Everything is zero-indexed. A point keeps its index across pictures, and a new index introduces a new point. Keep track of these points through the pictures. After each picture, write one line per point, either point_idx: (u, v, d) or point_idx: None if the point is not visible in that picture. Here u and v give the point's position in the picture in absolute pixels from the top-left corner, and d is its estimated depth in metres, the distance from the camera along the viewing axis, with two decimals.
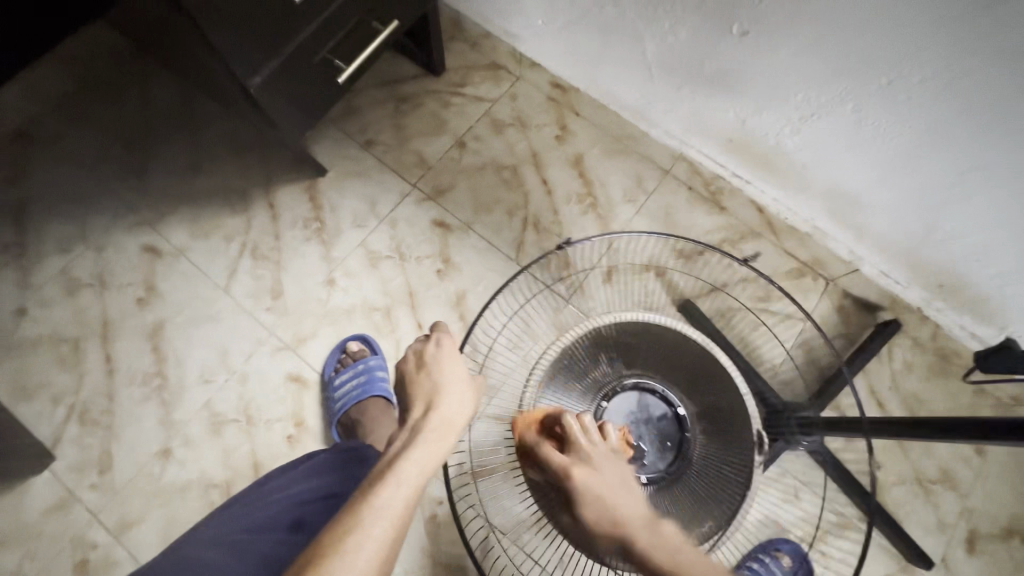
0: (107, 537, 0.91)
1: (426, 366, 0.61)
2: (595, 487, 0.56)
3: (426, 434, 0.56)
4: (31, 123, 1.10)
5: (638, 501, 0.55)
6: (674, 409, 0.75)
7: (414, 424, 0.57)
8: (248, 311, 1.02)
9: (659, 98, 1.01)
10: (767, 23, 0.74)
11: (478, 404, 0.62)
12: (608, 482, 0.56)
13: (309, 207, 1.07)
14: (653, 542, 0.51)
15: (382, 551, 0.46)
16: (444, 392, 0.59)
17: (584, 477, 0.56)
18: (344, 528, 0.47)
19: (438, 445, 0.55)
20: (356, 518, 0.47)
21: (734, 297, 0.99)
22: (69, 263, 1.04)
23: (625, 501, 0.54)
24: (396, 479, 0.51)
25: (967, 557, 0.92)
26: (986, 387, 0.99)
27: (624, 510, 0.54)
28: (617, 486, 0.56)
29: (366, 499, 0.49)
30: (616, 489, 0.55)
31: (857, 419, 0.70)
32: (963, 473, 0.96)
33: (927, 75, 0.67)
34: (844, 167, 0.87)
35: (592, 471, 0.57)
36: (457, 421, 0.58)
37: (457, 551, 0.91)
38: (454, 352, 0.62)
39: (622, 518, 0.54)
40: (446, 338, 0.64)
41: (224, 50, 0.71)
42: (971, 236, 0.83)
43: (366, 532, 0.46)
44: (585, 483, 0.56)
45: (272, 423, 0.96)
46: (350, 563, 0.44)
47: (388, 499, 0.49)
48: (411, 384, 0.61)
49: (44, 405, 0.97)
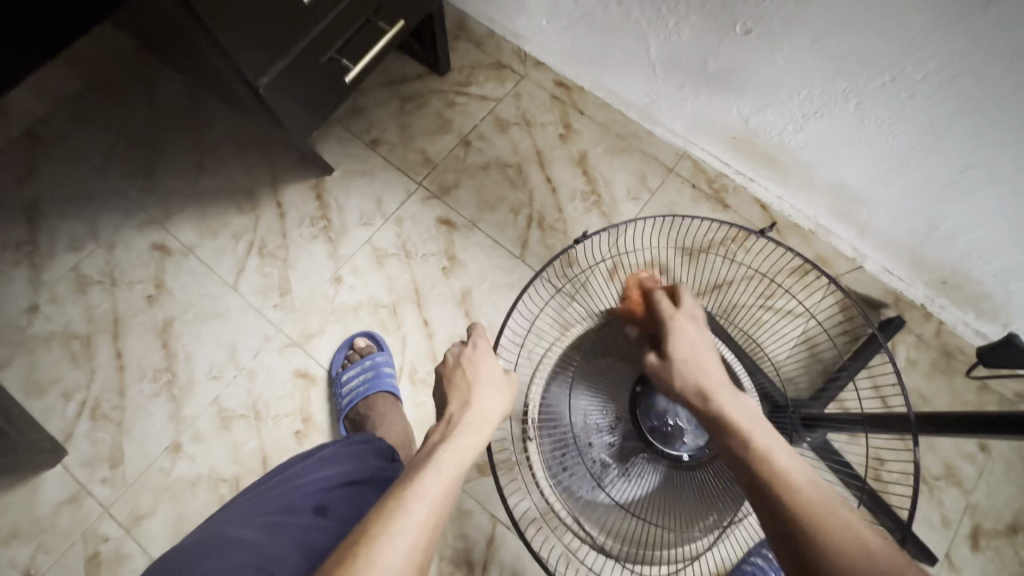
0: (119, 531, 0.92)
1: (463, 367, 0.66)
2: (690, 346, 0.63)
3: (462, 427, 0.60)
4: (42, 124, 1.11)
5: (745, 403, 0.58)
6: None
7: (452, 416, 0.62)
8: (256, 308, 1.03)
9: (663, 96, 1.02)
10: (770, 22, 0.75)
11: (511, 402, 0.65)
12: (709, 354, 0.63)
13: (316, 205, 1.08)
14: (765, 433, 0.54)
15: (424, 533, 0.49)
16: (478, 391, 0.63)
17: (682, 345, 0.63)
18: (390, 511, 0.49)
19: (473, 438, 0.59)
20: (401, 498, 0.51)
21: (739, 294, 1.01)
22: (80, 261, 1.05)
23: (713, 367, 0.61)
24: (436, 467, 0.54)
25: (971, 553, 0.93)
26: (990, 383, 0.99)
27: (713, 377, 0.60)
28: (714, 366, 0.62)
29: (410, 486, 0.52)
30: (705, 354, 0.63)
31: (905, 412, 0.66)
32: (966, 469, 0.96)
33: (928, 73, 0.68)
34: (844, 164, 0.88)
35: (699, 335, 0.65)
36: (489, 417, 0.62)
37: (464, 545, 0.92)
38: (488, 354, 0.66)
39: (713, 396, 0.58)
40: (483, 339, 0.68)
41: (231, 50, 0.72)
42: (973, 233, 0.83)
43: (407, 515, 0.49)
44: (682, 350, 0.63)
45: (280, 418, 0.97)
46: (397, 539, 0.47)
47: (430, 485, 0.52)
48: (449, 382, 0.65)
49: (55, 400, 0.98)
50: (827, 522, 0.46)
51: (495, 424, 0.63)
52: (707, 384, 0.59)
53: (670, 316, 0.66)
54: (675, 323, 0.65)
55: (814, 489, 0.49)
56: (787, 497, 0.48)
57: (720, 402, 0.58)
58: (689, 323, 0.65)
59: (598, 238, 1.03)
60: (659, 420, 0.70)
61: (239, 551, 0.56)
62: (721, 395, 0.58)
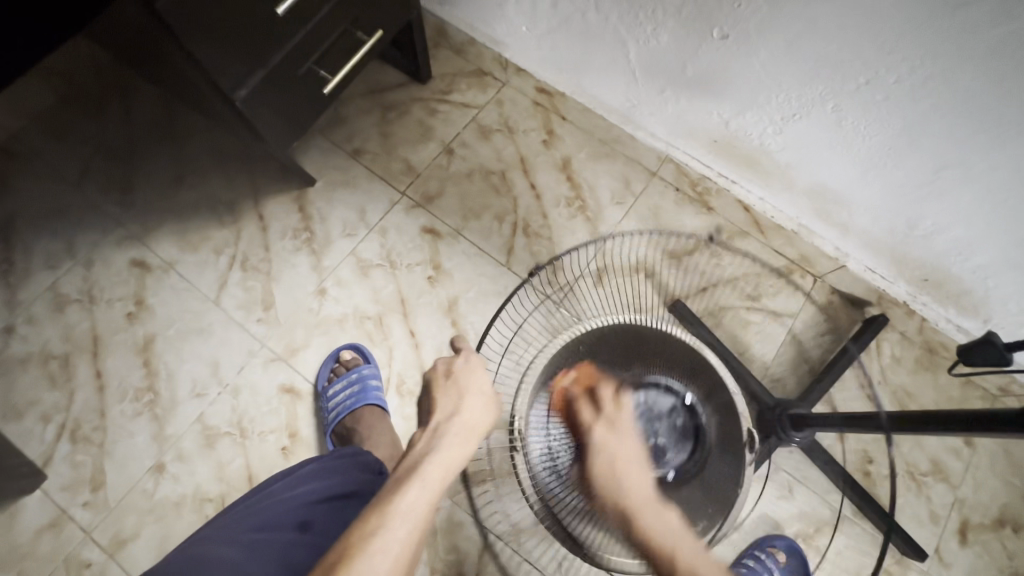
0: (102, 555, 0.90)
1: (453, 378, 0.64)
2: (613, 460, 0.65)
3: (449, 437, 0.59)
4: (16, 140, 1.09)
5: (666, 515, 0.60)
6: (682, 398, 0.75)
7: (439, 423, 0.61)
8: (240, 323, 1.01)
9: (644, 101, 1.02)
10: (747, 27, 0.76)
11: (498, 415, 0.64)
12: (621, 450, 0.65)
13: (299, 217, 1.07)
14: (672, 538, 0.58)
15: (405, 552, 0.49)
16: (466, 401, 0.63)
17: (602, 459, 0.65)
18: (369, 528, 0.49)
19: (460, 448, 0.59)
20: (383, 516, 0.50)
21: (724, 297, 1.03)
22: (58, 279, 1.03)
23: (633, 474, 0.63)
24: (421, 482, 0.54)
25: (959, 548, 0.93)
26: (973, 378, 1.00)
27: (633, 493, 0.62)
28: (637, 478, 0.63)
29: (393, 502, 0.52)
30: (625, 467, 0.64)
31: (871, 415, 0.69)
32: (953, 464, 0.97)
33: (902, 76, 0.69)
34: (823, 166, 0.89)
35: (621, 439, 0.66)
36: (476, 427, 0.62)
37: (455, 558, 0.91)
38: (479, 365, 0.65)
39: (637, 513, 0.60)
40: (472, 351, 0.67)
41: (207, 64, 0.71)
42: (951, 231, 0.84)
43: (389, 533, 0.49)
44: (602, 466, 0.64)
45: (266, 435, 0.96)
46: (376, 558, 0.47)
47: (413, 503, 0.52)
48: (434, 392, 0.65)
49: (33, 423, 0.96)
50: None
51: (481, 436, 0.62)
52: (634, 507, 0.61)
53: (600, 440, 0.66)
54: (598, 439, 0.66)
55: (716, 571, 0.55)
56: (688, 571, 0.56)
57: (644, 526, 0.60)
58: (610, 437, 0.66)
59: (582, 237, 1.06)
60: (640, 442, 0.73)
61: (219, 568, 0.56)
62: (642, 516, 0.60)
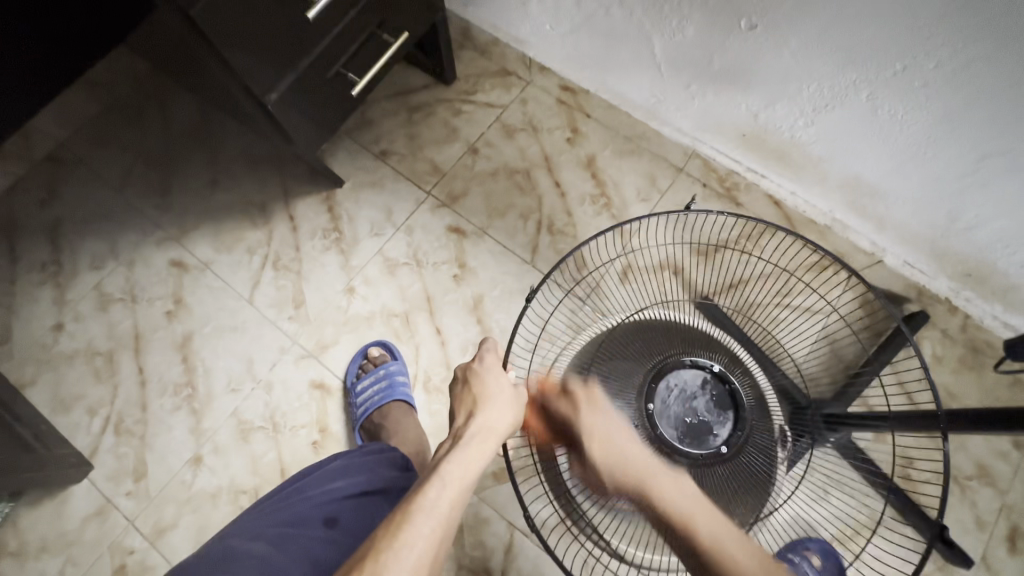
0: (143, 543, 0.94)
1: (471, 382, 0.65)
2: (600, 434, 0.64)
3: (468, 440, 0.59)
4: (63, 148, 1.15)
5: (681, 484, 0.59)
6: (710, 369, 0.74)
7: (460, 429, 0.61)
8: (272, 320, 1.04)
9: (669, 96, 1.01)
10: (776, 16, 0.74)
11: (519, 417, 0.64)
12: (673, 492, 0.58)
13: (327, 218, 1.10)
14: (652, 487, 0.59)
15: (429, 551, 0.48)
16: (485, 403, 0.63)
17: (594, 444, 0.64)
18: (395, 525, 0.50)
19: (479, 449, 0.59)
20: (408, 513, 0.51)
21: (754, 294, 1.01)
22: (102, 279, 1.08)
23: (627, 447, 0.63)
24: (441, 479, 0.54)
25: (1008, 556, 0.89)
26: (1023, 378, 0.95)
27: (630, 454, 0.62)
28: (626, 442, 0.63)
29: (417, 499, 0.52)
30: (618, 437, 0.64)
31: (930, 412, 0.66)
32: (1001, 468, 0.93)
33: (941, 62, 0.66)
34: (857, 157, 0.86)
35: (603, 414, 0.66)
36: (496, 430, 0.61)
37: (482, 553, 0.91)
38: (496, 365, 0.65)
39: (655, 485, 0.60)
40: (491, 352, 0.67)
41: (239, 67, 0.73)
42: (996, 223, 0.81)
43: (413, 529, 0.49)
44: (596, 445, 0.64)
45: (297, 429, 0.98)
46: (403, 553, 0.47)
47: (436, 498, 0.52)
48: (458, 398, 0.65)
49: (80, 416, 1.01)
50: (735, 562, 0.53)
51: (502, 438, 0.62)
52: (644, 484, 0.60)
53: (584, 420, 0.66)
54: (585, 422, 0.66)
55: (727, 532, 0.55)
56: None
57: (657, 495, 0.59)
58: (591, 416, 0.66)
59: (605, 237, 1.05)
60: (682, 419, 0.72)
61: (246, 564, 0.57)
62: (649, 478, 0.60)
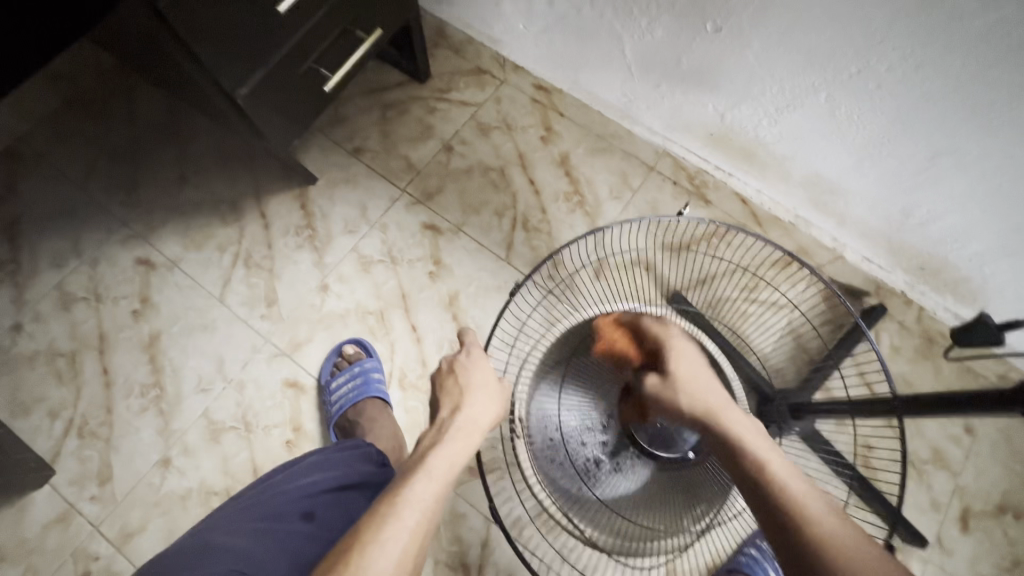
0: (109, 548, 0.91)
1: (456, 375, 0.66)
2: (688, 365, 0.63)
3: (451, 434, 0.60)
4: (23, 143, 1.11)
5: (747, 420, 0.59)
6: None
7: (443, 423, 0.62)
8: (243, 319, 1.03)
9: (640, 96, 1.03)
10: (740, 19, 0.77)
11: (501, 411, 0.65)
12: (753, 433, 0.57)
13: (300, 215, 1.08)
14: (744, 428, 0.58)
15: (413, 541, 0.49)
16: (469, 398, 0.64)
17: (682, 365, 0.63)
18: (381, 516, 0.50)
19: (462, 445, 0.59)
20: (393, 505, 0.51)
21: (723, 288, 1.04)
22: (64, 278, 1.05)
23: (711, 384, 0.62)
24: (426, 473, 0.55)
25: (961, 535, 0.94)
26: (973, 366, 1.00)
27: (718, 398, 0.60)
28: (710, 381, 0.62)
29: (403, 492, 0.52)
30: (702, 374, 0.63)
31: (886, 398, 0.67)
32: (954, 452, 0.97)
33: (893, 65, 0.70)
34: (819, 155, 0.90)
35: (688, 347, 0.66)
36: (478, 426, 0.62)
37: (458, 548, 0.92)
38: (482, 360, 0.66)
39: (724, 417, 0.59)
40: (475, 346, 0.68)
41: (207, 61, 0.72)
42: (947, 218, 0.85)
43: (400, 521, 0.50)
44: (682, 370, 0.63)
45: (270, 428, 0.97)
46: (388, 545, 0.48)
47: (422, 491, 0.53)
48: (442, 389, 0.66)
49: (41, 420, 0.97)
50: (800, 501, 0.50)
51: (484, 433, 0.63)
52: (718, 412, 0.59)
53: (670, 354, 0.65)
54: (673, 345, 0.66)
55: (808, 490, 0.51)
56: (791, 509, 0.49)
57: (724, 423, 0.58)
58: (678, 339, 0.67)
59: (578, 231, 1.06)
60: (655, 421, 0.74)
61: (225, 555, 0.56)
62: (724, 410, 0.59)
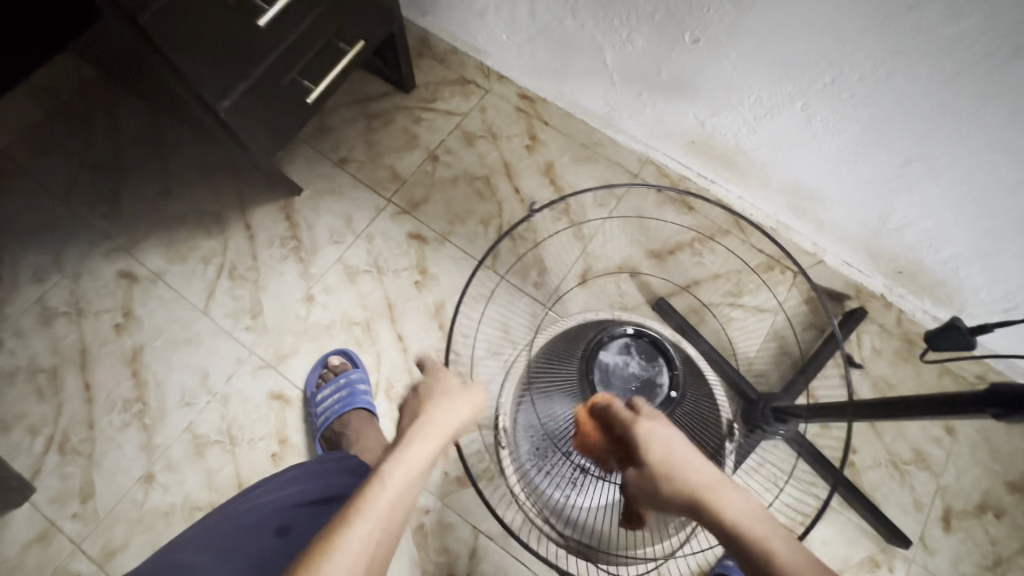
0: (90, 567, 0.90)
1: (419, 389, 0.65)
2: (665, 450, 0.56)
3: (410, 439, 0.58)
4: (3, 155, 1.11)
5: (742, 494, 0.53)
6: (626, 331, 0.71)
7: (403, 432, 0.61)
8: (228, 331, 1.02)
9: (623, 104, 1.04)
10: (716, 31, 0.78)
11: (468, 411, 0.62)
12: (750, 510, 0.51)
13: (285, 226, 1.08)
14: (736, 512, 0.51)
15: (365, 550, 0.49)
16: (430, 405, 0.62)
17: (657, 457, 0.56)
18: (335, 529, 0.50)
19: (422, 448, 0.57)
20: (346, 517, 0.51)
21: (708, 293, 1.04)
22: (45, 292, 1.03)
23: (695, 467, 0.55)
24: (380, 480, 0.54)
25: (943, 535, 0.95)
26: (952, 367, 1.02)
27: (703, 480, 0.54)
28: (694, 462, 0.55)
29: (360, 507, 0.52)
30: (682, 454, 0.56)
31: (841, 403, 0.71)
32: (935, 452, 0.99)
33: (863, 75, 0.71)
34: (797, 162, 0.92)
35: (663, 430, 0.58)
36: (442, 428, 0.60)
37: (446, 559, 0.92)
38: (443, 371, 0.65)
39: (715, 504, 0.53)
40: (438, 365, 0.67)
41: (189, 74, 0.72)
42: (921, 223, 0.87)
43: (350, 531, 0.49)
44: (660, 463, 0.56)
45: (255, 441, 0.96)
46: (335, 557, 0.47)
47: (375, 500, 0.52)
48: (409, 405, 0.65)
49: (21, 436, 0.96)
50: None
51: (451, 437, 0.60)
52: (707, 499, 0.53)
53: (643, 444, 0.57)
54: (641, 434, 0.58)
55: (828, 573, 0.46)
56: None
57: (720, 512, 0.52)
58: (649, 425, 0.58)
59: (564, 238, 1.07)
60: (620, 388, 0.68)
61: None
62: (715, 497, 0.53)
